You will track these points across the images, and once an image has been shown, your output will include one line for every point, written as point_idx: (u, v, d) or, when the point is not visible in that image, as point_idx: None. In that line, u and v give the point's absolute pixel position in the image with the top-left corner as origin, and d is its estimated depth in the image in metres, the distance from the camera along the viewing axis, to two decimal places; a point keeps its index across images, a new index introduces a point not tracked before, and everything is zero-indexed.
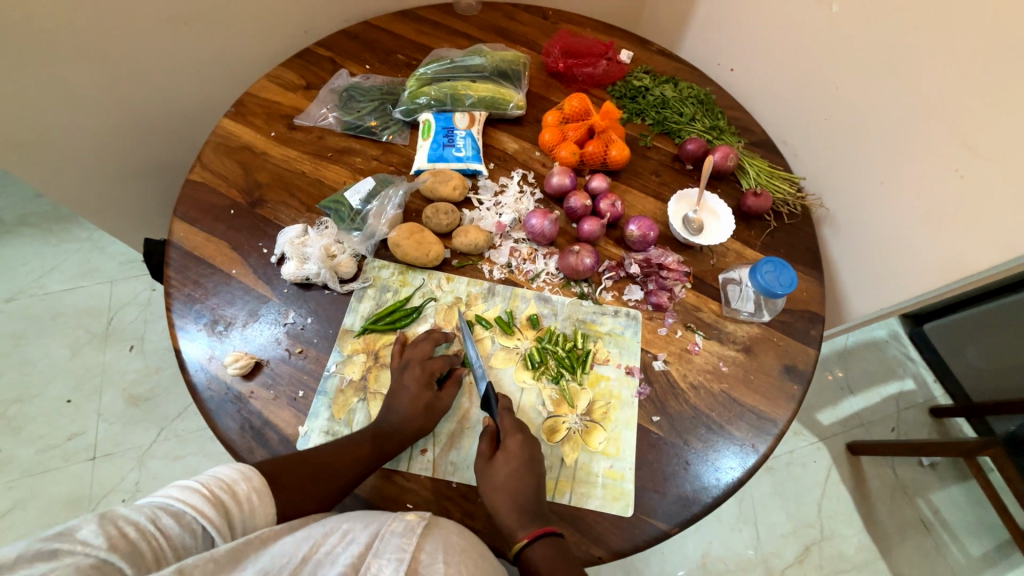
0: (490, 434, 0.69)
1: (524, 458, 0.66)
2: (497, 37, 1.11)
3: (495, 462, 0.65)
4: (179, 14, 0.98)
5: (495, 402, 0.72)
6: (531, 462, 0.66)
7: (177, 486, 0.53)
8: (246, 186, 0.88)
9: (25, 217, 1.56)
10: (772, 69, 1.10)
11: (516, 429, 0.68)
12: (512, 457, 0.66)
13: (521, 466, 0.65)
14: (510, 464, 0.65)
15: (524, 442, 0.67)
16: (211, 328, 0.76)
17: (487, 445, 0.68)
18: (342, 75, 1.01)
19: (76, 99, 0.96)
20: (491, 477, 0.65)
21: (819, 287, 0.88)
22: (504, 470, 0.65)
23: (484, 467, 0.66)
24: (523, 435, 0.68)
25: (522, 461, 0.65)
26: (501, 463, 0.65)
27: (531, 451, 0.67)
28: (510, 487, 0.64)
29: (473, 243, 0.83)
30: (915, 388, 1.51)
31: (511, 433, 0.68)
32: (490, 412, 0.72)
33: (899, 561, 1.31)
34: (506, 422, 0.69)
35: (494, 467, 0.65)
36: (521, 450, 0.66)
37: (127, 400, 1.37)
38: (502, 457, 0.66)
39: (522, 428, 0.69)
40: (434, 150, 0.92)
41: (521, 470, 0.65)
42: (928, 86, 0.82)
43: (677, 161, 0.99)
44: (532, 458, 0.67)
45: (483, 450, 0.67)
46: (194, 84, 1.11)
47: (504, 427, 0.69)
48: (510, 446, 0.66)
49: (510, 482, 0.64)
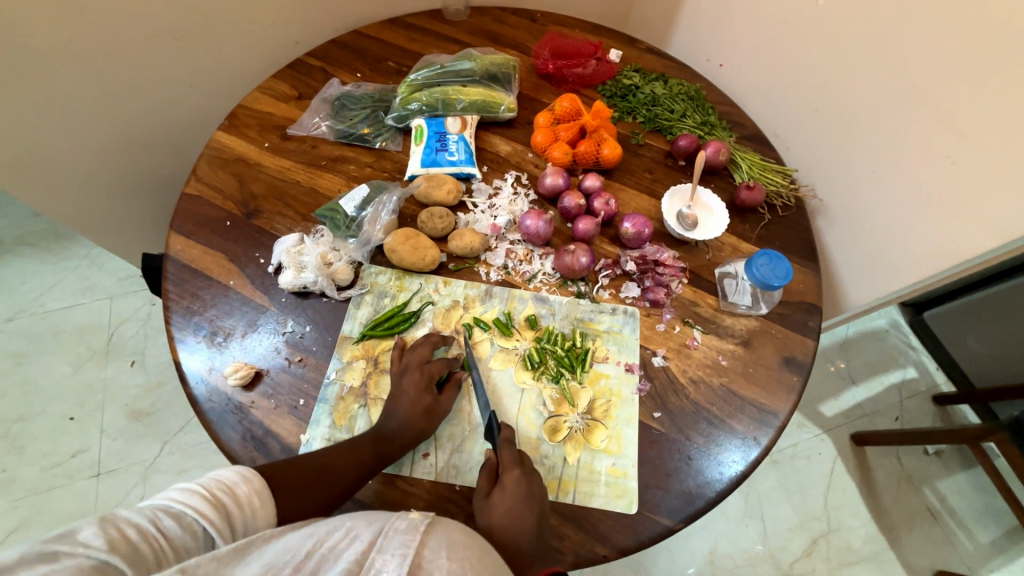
0: (489, 469, 0.67)
1: (522, 495, 0.64)
2: (486, 41, 1.12)
3: (493, 498, 0.64)
4: (171, 29, 0.99)
5: (498, 435, 0.70)
6: (530, 497, 0.64)
7: (177, 488, 0.53)
8: (241, 197, 0.89)
9: (22, 236, 1.56)
10: (761, 63, 1.11)
11: (514, 464, 0.66)
12: (510, 493, 0.64)
13: (520, 503, 0.63)
14: (509, 499, 0.63)
15: (522, 478, 0.65)
16: (210, 339, 0.77)
17: (486, 481, 0.66)
18: (333, 84, 1.01)
19: (70, 116, 0.97)
20: (489, 513, 0.63)
21: (815, 278, 0.89)
22: (502, 506, 0.62)
23: (482, 504, 0.64)
24: (520, 471, 0.66)
25: (520, 497, 0.63)
26: (499, 499, 0.63)
27: (530, 486, 0.65)
28: (509, 525, 0.61)
29: (468, 246, 0.84)
30: (918, 376, 1.51)
31: (509, 468, 0.66)
32: (492, 443, 0.70)
33: (907, 550, 1.31)
34: (505, 455, 0.67)
35: (492, 502, 0.63)
36: (519, 487, 0.64)
37: (130, 415, 1.37)
38: (500, 492, 0.64)
39: (520, 463, 0.67)
40: (427, 154, 0.93)
41: (519, 507, 0.63)
42: (916, 74, 0.83)
43: (670, 158, 0.99)
44: (531, 494, 0.64)
45: (482, 487, 0.65)
46: (187, 98, 1.11)
47: (503, 462, 0.67)
48: (507, 482, 0.64)
49: (508, 518, 0.62)
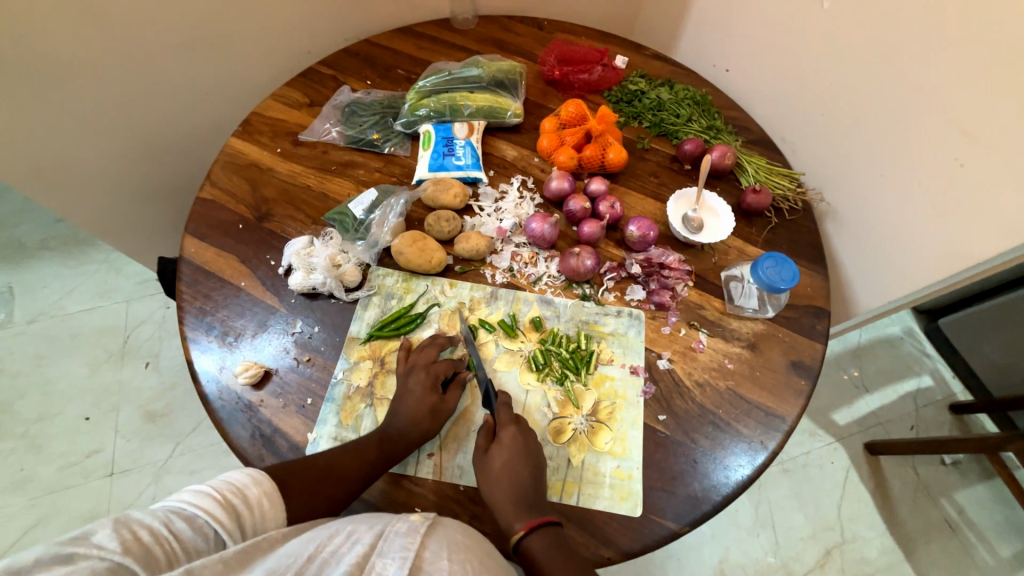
0: (486, 429, 0.69)
1: (519, 448, 0.67)
2: (493, 48, 1.14)
3: (491, 454, 0.66)
4: (188, 40, 1.03)
5: (494, 398, 0.72)
6: (526, 450, 0.67)
7: (189, 491, 0.54)
8: (253, 201, 0.91)
9: (45, 242, 1.61)
10: (767, 68, 1.11)
11: (511, 422, 0.69)
12: (508, 447, 0.66)
13: (517, 455, 0.66)
14: (507, 454, 0.66)
15: (518, 434, 0.68)
16: (222, 340, 0.78)
17: (483, 438, 0.68)
18: (344, 91, 1.03)
19: (92, 124, 1.00)
20: (487, 467, 0.66)
21: (823, 282, 0.88)
22: (500, 460, 0.65)
23: (481, 460, 0.67)
24: (516, 427, 0.68)
25: (517, 451, 0.66)
26: (497, 454, 0.66)
27: (527, 441, 0.68)
28: (508, 477, 0.64)
29: (474, 249, 0.85)
30: (934, 384, 1.48)
31: (507, 426, 0.69)
32: (490, 408, 0.72)
33: (924, 563, 1.27)
34: (502, 415, 0.70)
35: (490, 456, 0.66)
36: (516, 442, 0.67)
37: (144, 417, 1.40)
38: (497, 448, 0.67)
39: (517, 421, 0.70)
40: (434, 159, 0.94)
41: (516, 461, 0.66)
42: (923, 78, 0.83)
43: (676, 162, 0.99)
44: (528, 449, 0.67)
45: (479, 444, 0.68)
46: (204, 107, 1.15)
47: (500, 420, 0.69)
48: (505, 438, 0.67)
49: (506, 469, 0.65)
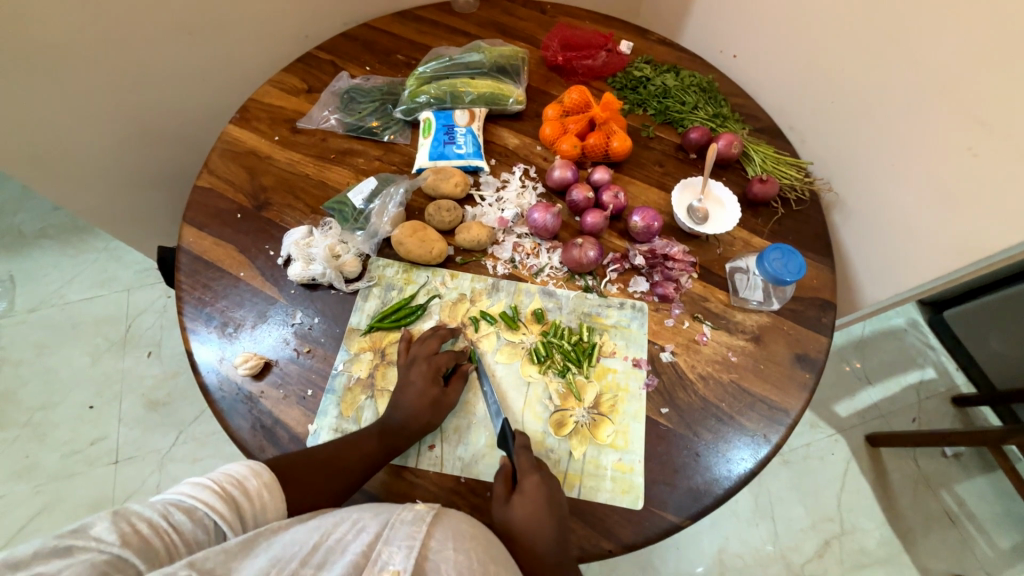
0: (505, 475, 0.65)
1: (543, 499, 0.63)
2: (495, 33, 1.11)
3: (513, 504, 0.62)
4: (182, 24, 1.00)
5: (512, 440, 0.68)
6: (550, 501, 0.63)
7: (188, 483, 0.54)
8: (251, 190, 0.89)
9: (43, 230, 1.60)
10: (775, 53, 1.08)
11: (533, 469, 0.65)
12: (532, 498, 0.62)
13: (541, 508, 0.62)
14: (530, 505, 0.62)
15: (542, 483, 0.64)
16: (221, 330, 0.78)
17: (503, 486, 0.64)
18: (342, 77, 1.01)
19: (88, 111, 0.99)
20: (509, 519, 0.62)
21: (829, 274, 0.87)
22: (523, 513, 0.61)
23: (502, 509, 0.63)
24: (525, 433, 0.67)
25: (541, 503, 0.62)
26: (520, 506, 0.62)
27: (550, 490, 0.64)
28: (531, 532, 0.60)
29: (476, 239, 0.83)
30: (936, 376, 1.47)
31: (528, 473, 0.64)
32: (507, 450, 0.68)
33: (922, 553, 1.28)
34: (523, 461, 0.66)
35: (513, 509, 0.62)
36: (539, 492, 0.63)
37: (147, 405, 1.40)
38: (520, 499, 0.62)
39: (537, 466, 0.66)
40: (435, 147, 0.93)
41: (541, 514, 0.62)
42: (936, 64, 0.80)
43: (681, 151, 0.98)
44: (551, 498, 0.64)
45: (500, 493, 0.64)
46: (201, 93, 1.13)
47: (520, 466, 0.65)
48: (527, 487, 0.63)
49: (532, 523, 0.61)
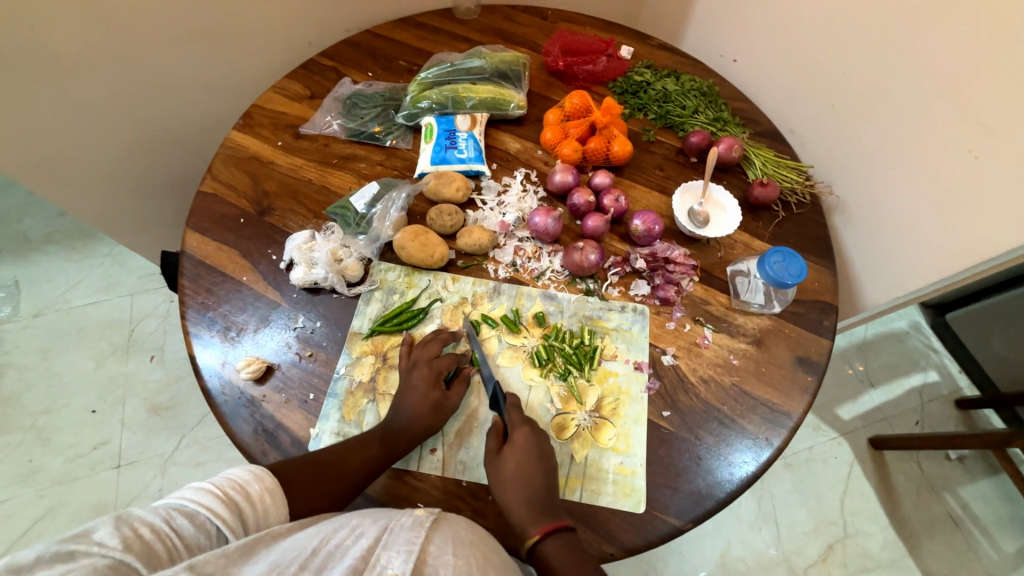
0: (497, 430, 0.68)
1: (532, 451, 0.66)
2: (497, 38, 1.12)
3: (503, 456, 0.66)
4: (188, 32, 1.01)
5: (503, 401, 0.71)
6: (539, 454, 0.66)
7: (190, 488, 0.54)
8: (255, 195, 0.90)
9: (49, 235, 1.61)
10: (775, 58, 1.09)
11: (523, 423, 0.68)
12: (520, 450, 0.66)
13: (529, 458, 0.65)
14: (519, 456, 0.65)
15: (531, 435, 0.67)
16: (224, 334, 0.78)
17: (494, 440, 0.68)
18: (345, 83, 1.02)
19: (93, 118, 1.00)
20: (499, 471, 0.65)
21: (830, 277, 0.87)
22: (512, 465, 0.65)
23: (493, 462, 0.66)
24: (529, 428, 0.68)
25: (530, 454, 0.66)
26: (509, 457, 0.65)
27: (539, 443, 0.67)
28: (520, 479, 0.64)
29: (477, 243, 0.84)
30: (940, 379, 1.46)
31: (518, 426, 0.68)
32: (499, 410, 0.72)
33: (927, 558, 1.27)
34: (513, 416, 0.69)
35: (503, 460, 0.65)
36: (528, 444, 0.66)
37: (150, 409, 1.40)
38: (509, 450, 0.66)
39: (528, 422, 0.69)
40: (436, 152, 0.93)
41: (530, 463, 0.65)
42: (936, 68, 0.81)
43: (681, 155, 0.98)
44: (540, 450, 0.67)
45: (490, 446, 0.67)
46: (205, 99, 1.14)
47: (511, 421, 0.68)
48: (517, 438, 0.66)
49: (520, 473, 0.64)
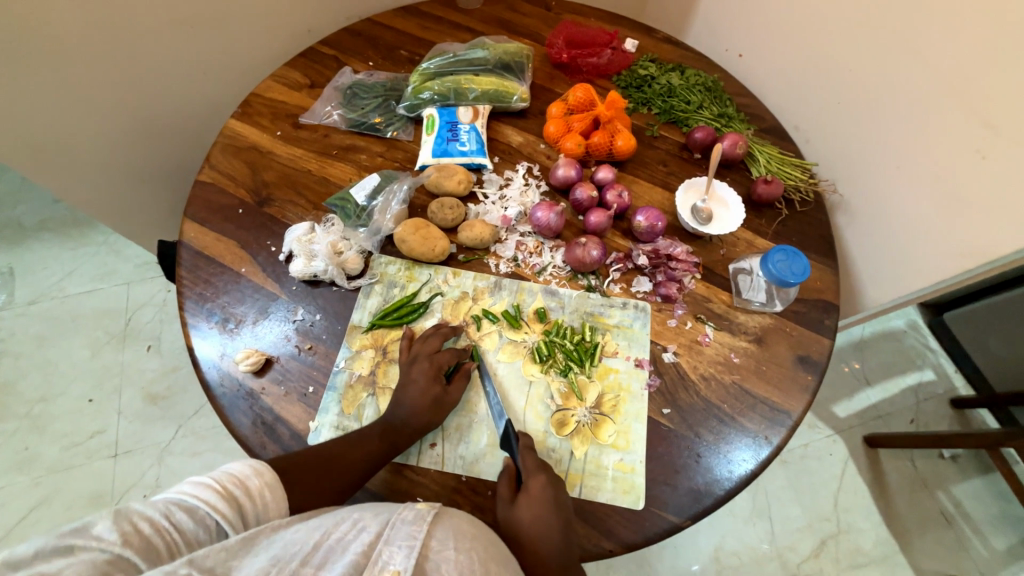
0: (509, 476, 0.66)
1: (548, 501, 0.63)
2: (500, 29, 1.11)
3: (518, 505, 0.63)
4: (185, 17, 0.99)
5: (516, 440, 0.69)
6: (555, 504, 0.63)
7: (189, 483, 0.53)
8: (253, 186, 0.89)
9: (43, 222, 1.60)
10: (781, 52, 1.08)
11: (538, 469, 0.65)
12: (536, 499, 0.63)
13: (546, 510, 0.62)
14: (535, 506, 0.62)
15: (547, 483, 0.64)
16: (222, 326, 0.77)
17: (508, 487, 0.65)
18: (346, 73, 1.01)
19: (88, 104, 0.98)
20: (514, 521, 0.62)
21: (833, 276, 0.87)
22: (528, 514, 0.62)
23: (507, 510, 0.63)
24: (545, 476, 0.65)
25: (546, 505, 0.63)
26: (525, 506, 0.62)
27: (555, 493, 0.64)
28: (537, 532, 0.61)
29: (478, 238, 0.83)
30: (935, 378, 1.48)
31: (534, 473, 0.65)
32: (511, 452, 0.69)
33: (919, 554, 1.28)
34: (528, 462, 0.66)
35: (517, 510, 0.62)
36: (544, 494, 0.63)
37: (146, 398, 1.40)
38: (525, 499, 0.63)
39: (544, 464, 0.66)
40: (438, 144, 0.92)
41: (547, 515, 0.62)
42: (944, 66, 0.80)
43: (685, 151, 0.97)
44: (556, 501, 0.64)
45: (504, 493, 0.64)
46: (203, 86, 1.12)
47: (525, 467, 0.66)
48: (533, 487, 0.63)
49: (536, 525, 0.61)
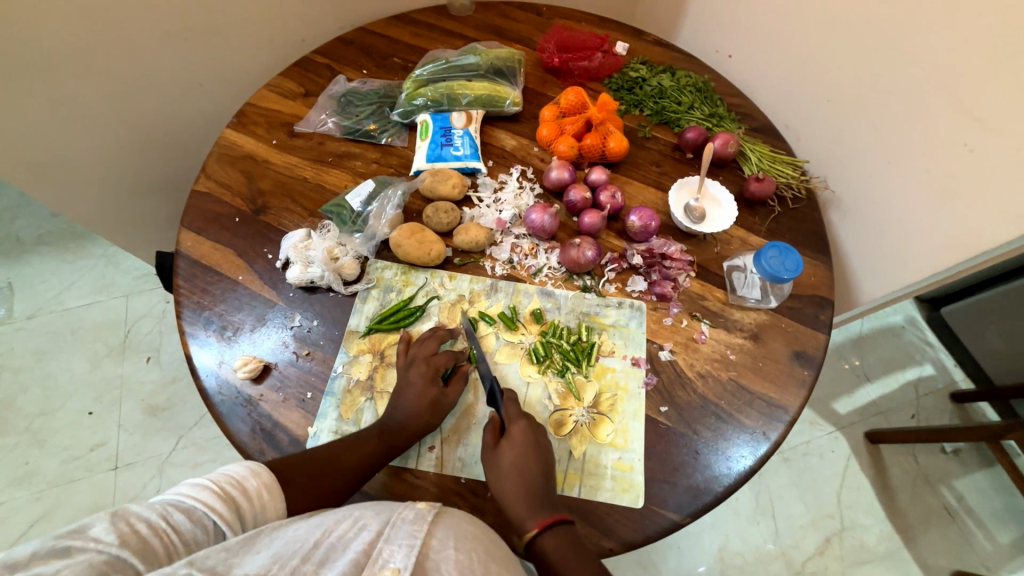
0: (495, 425, 0.68)
1: (530, 444, 0.66)
2: (491, 35, 1.12)
3: (500, 450, 0.65)
4: (180, 30, 1.01)
5: (500, 397, 0.71)
6: (537, 447, 0.66)
7: (188, 483, 0.54)
8: (250, 194, 0.90)
9: (41, 237, 1.60)
10: (770, 52, 1.09)
11: (520, 417, 0.68)
12: (517, 444, 0.65)
13: (527, 452, 0.65)
14: (517, 450, 0.65)
15: (529, 429, 0.67)
16: (220, 334, 0.78)
17: (491, 435, 0.67)
18: (340, 81, 1.02)
19: (85, 117, 0.99)
20: (497, 464, 0.65)
21: (826, 271, 0.87)
22: (509, 458, 0.64)
23: (490, 457, 0.66)
24: (526, 422, 0.68)
25: (527, 447, 0.65)
26: (507, 451, 0.65)
27: (536, 438, 0.67)
28: (519, 473, 0.63)
29: (474, 240, 0.84)
30: (935, 373, 1.48)
31: (516, 420, 0.68)
32: (496, 407, 0.71)
33: (923, 550, 1.28)
34: (510, 411, 0.69)
35: (500, 454, 0.65)
36: (526, 438, 0.66)
37: (147, 410, 1.40)
38: (507, 444, 0.66)
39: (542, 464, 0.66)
40: (432, 149, 0.93)
41: (528, 456, 0.65)
42: (929, 61, 0.81)
43: (678, 151, 0.98)
44: (539, 445, 0.66)
45: (488, 441, 0.67)
46: (198, 98, 1.13)
47: (508, 416, 0.68)
48: (515, 433, 0.66)
49: (518, 466, 0.64)
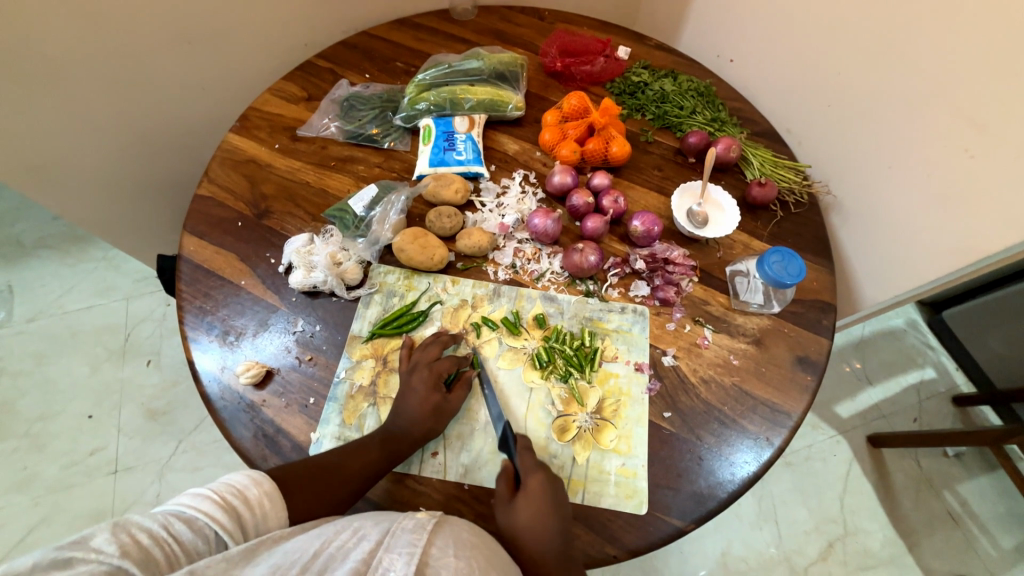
0: (508, 476, 0.65)
1: (547, 499, 0.63)
2: (493, 39, 1.12)
3: (516, 505, 0.62)
4: (181, 34, 1.01)
5: (514, 443, 0.68)
6: (553, 501, 0.63)
7: (189, 494, 0.54)
8: (252, 198, 0.90)
9: (43, 239, 1.60)
10: (771, 57, 1.09)
11: (536, 468, 0.65)
12: (535, 498, 0.62)
13: (544, 507, 0.62)
14: (534, 505, 0.62)
15: (545, 481, 0.64)
16: (222, 339, 0.77)
17: (505, 487, 0.64)
18: (342, 85, 1.02)
19: (86, 121, 0.99)
20: (513, 521, 0.61)
21: (829, 276, 0.87)
22: (526, 514, 0.61)
23: (504, 511, 0.63)
24: (543, 473, 0.65)
25: (544, 502, 0.62)
26: (524, 507, 0.62)
27: (553, 490, 0.64)
28: (537, 531, 0.61)
29: (477, 245, 0.84)
30: (937, 377, 1.47)
31: (532, 471, 0.65)
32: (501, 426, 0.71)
33: (926, 554, 1.28)
34: (525, 461, 0.66)
35: (516, 509, 0.62)
36: (543, 493, 0.63)
37: (147, 414, 1.39)
38: (523, 499, 0.62)
39: (544, 472, 0.66)
40: (435, 154, 0.93)
41: (545, 513, 0.62)
42: (932, 68, 0.81)
43: (680, 155, 0.98)
44: (555, 497, 0.64)
45: (502, 494, 0.64)
46: (200, 101, 1.13)
47: (523, 467, 0.65)
48: (531, 486, 0.63)
49: (536, 524, 0.61)
